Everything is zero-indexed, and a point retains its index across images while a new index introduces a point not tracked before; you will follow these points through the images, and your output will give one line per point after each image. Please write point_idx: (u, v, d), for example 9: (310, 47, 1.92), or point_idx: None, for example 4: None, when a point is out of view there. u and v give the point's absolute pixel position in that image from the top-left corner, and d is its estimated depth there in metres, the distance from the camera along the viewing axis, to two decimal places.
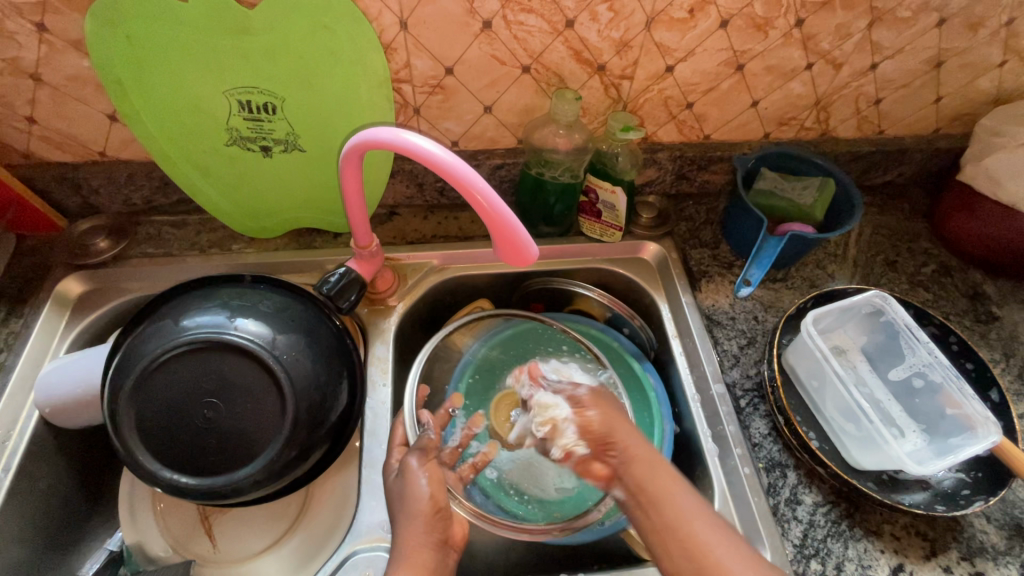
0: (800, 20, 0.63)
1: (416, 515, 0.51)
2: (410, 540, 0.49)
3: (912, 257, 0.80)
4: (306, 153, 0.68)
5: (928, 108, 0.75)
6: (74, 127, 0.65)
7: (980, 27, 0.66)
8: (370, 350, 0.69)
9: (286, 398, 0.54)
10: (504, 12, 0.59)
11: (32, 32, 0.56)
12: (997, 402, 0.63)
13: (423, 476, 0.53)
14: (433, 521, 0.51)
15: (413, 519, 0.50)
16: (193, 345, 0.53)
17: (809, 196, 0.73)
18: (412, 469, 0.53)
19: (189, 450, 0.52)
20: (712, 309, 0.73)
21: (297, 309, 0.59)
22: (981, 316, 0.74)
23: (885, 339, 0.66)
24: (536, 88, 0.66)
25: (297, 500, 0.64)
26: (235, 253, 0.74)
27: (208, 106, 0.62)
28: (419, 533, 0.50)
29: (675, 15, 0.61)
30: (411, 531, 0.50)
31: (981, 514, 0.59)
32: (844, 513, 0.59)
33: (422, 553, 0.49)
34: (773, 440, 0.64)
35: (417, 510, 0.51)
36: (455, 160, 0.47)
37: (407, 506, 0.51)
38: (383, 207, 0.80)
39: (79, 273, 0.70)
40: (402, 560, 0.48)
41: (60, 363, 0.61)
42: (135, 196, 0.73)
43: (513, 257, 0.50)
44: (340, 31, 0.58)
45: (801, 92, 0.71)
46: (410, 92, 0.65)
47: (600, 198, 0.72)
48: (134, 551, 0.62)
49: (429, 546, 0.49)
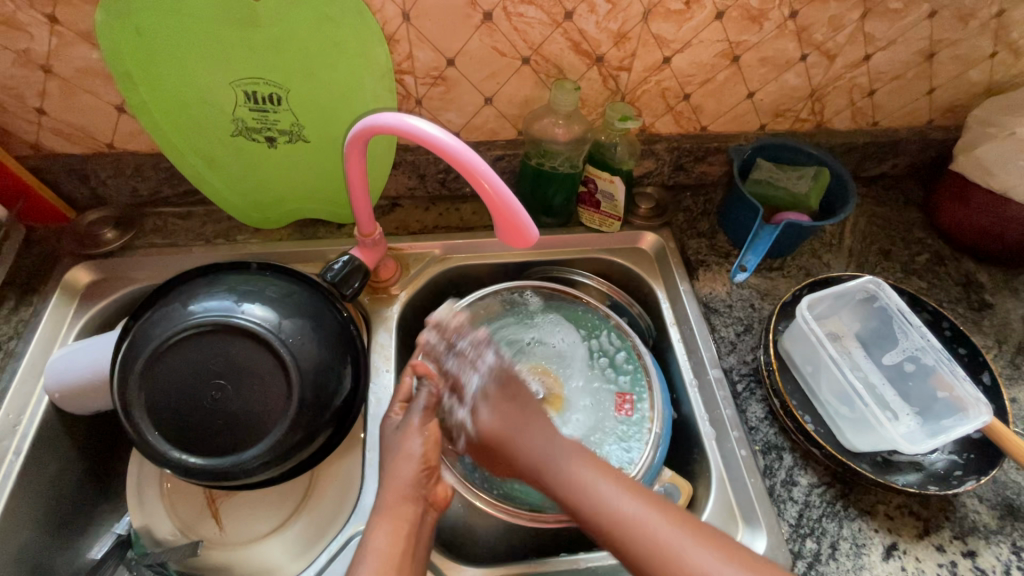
0: (794, 12, 0.64)
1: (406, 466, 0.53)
2: (394, 495, 0.52)
3: (906, 246, 0.81)
4: (311, 143, 0.69)
5: (921, 100, 0.76)
6: (83, 119, 0.66)
7: (970, 19, 0.67)
8: (373, 337, 0.71)
9: (292, 380, 0.55)
10: (504, 5, 0.60)
11: (43, 24, 0.58)
12: (989, 385, 0.64)
13: (419, 436, 0.54)
14: (420, 478, 0.53)
15: (399, 474, 0.52)
16: (201, 328, 0.54)
17: (804, 184, 0.74)
18: (412, 427, 0.55)
19: (198, 431, 0.53)
20: (709, 297, 0.74)
21: (302, 295, 0.60)
22: (974, 303, 0.76)
23: (878, 325, 0.67)
24: (536, 79, 0.68)
25: (302, 484, 0.65)
26: (239, 244, 0.75)
27: (214, 97, 0.64)
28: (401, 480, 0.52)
29: (672, 7, 0.62)
30: (396, 485, 0.52)
31: (974, 495, 0.60)
32: (838, 494, 0.60)
33: (402, 504, 0.51)
34: (769, 423, 0.65)
35: (404, 466, 0.53)
36: (456, 144, 0.48)
37: (396, 460, 0.53)
38: (386, 199, 0.81)
39: (87, 263, 0.72)
40: (384, 512, 0.51)
41: (71, 349, 0.62)
42: (142, 187, 0.75)
43: (513, 239, 0.51)
44: (344, 22, 0.60)
45: (796, 83, 0.72)
46: (412, 84, 0.67)
47: (599, 187, 0.74)
48: (141, 534, 0.63)
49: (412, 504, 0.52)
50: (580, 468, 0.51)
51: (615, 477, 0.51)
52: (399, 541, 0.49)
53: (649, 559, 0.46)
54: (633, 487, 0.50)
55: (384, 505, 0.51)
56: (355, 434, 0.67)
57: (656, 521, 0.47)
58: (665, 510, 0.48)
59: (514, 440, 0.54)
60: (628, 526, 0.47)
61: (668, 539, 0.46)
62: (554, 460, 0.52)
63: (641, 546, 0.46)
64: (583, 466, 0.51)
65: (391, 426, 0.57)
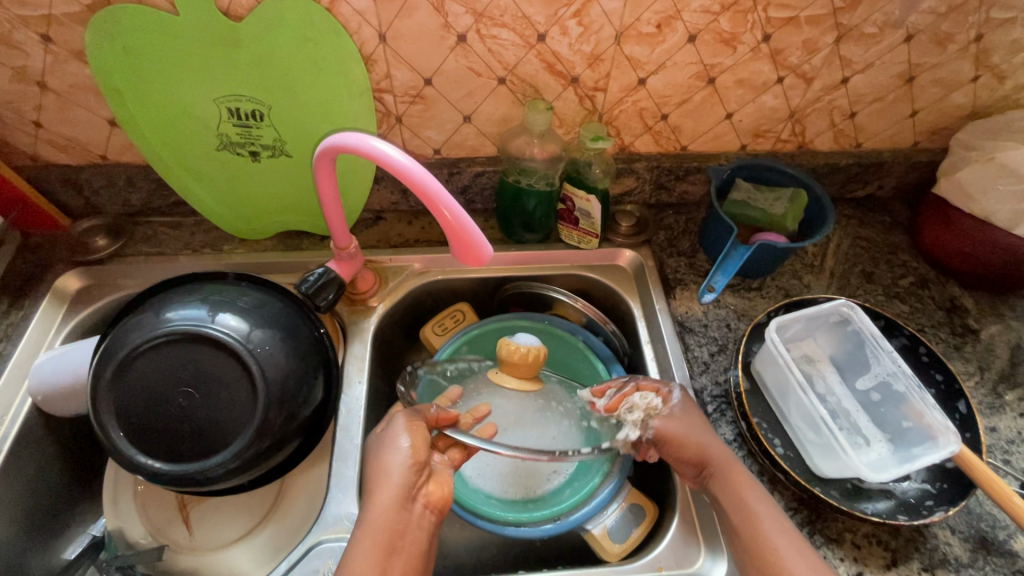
0: (767, 35, 0.64)
1: (393, 473, 0.51)
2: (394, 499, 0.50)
3: (889, 269, 0.80)
4: (292, 158, 0.71)
5: (905, 122, 0.76)
6: (77, 132, 0.69)
7: (949, 43, 0.67)
8: (349, 348, 0.72)
9: (257, 392, 0.56)
10: (477, 26, 0.62)
11: (38, 42, 0.60)
12: (965, 414, 0.62)
13: (406, 435, 0.53)
14: (409, 475, 0.51)
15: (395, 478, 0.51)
16: (172, 336, 0.56)
17: (781, 206, 0.73)
18: (398, 425, 0.54)
19: (164, 437, 0.54)
20: (685, 317, 0.74)
21: (275, 306, 0.61)
22: (958, 328, 0.74)
23: (853, 348, 0.66)
24: (512, 98, 0.69)
25: (272, 492, 0.66)
26: (224, 253, 0.78)
27: (199, 112, 0.66)
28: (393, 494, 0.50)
29: (644, 30, 0.63)
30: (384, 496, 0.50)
31: (946, 526, 0.59)
32: (804, 520, 0.59)
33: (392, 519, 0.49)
34: (738, 446, 0.64)
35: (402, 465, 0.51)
36: (412, 164, 0.49)
37: (381, 462, 0.52)
38: (370, 212, 0.83)
39: (77, 270, 0.74)
40: (371, 527, 0.48)
41: (53, 354, 0.64)
42: (134, 198, 0.77)
43: (468, 257, 0.52)
44: (320, 42, 0.61)
45: (774, 104, 0.72)
46: (391, 102, 0.68)
47: (576, 205, 0.74)
48: (114, 536, 0.64)
49: (402, 512, 0.50)
50: (754, 500, 0.54)
51: (763, 501, 0.54)
52: (378, 559, 0.47)
53: (759, 556, 0.51)
54: (783, 523, 0.52)
55: (373, 520, 0.49)
56: (325, 443, 0.68)
57: (794, 558, 0.50)
58: (798, 546, 0.51)
59: (687, 433, 0.59)
60: (764, 549, 0.51)
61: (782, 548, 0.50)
62: (726, 465, 0.57)
63: (758, 543, 0.51)
64: (748, 482, 0.55)
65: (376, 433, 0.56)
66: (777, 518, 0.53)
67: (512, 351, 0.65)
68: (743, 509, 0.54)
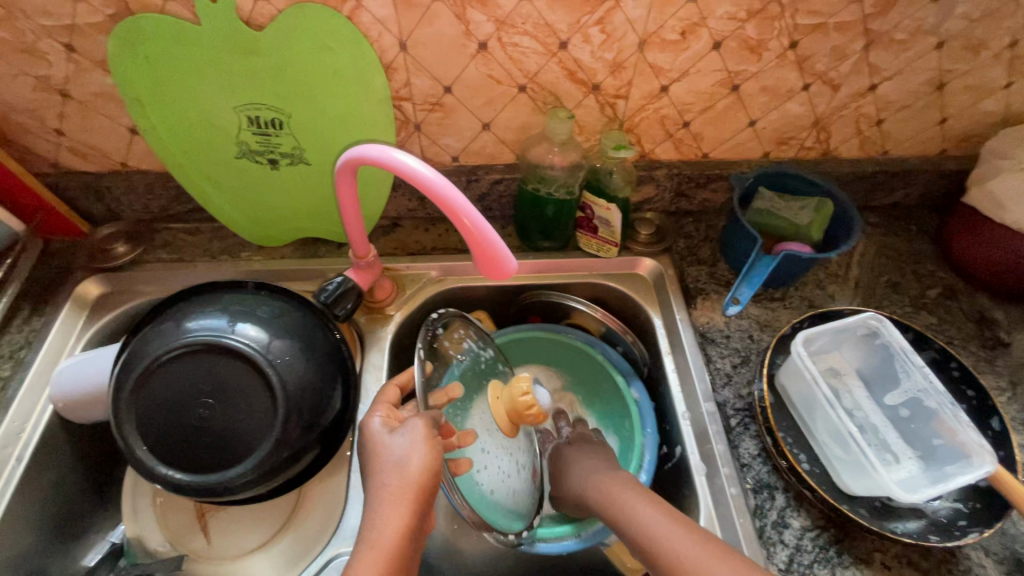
0: (793, 42, 0.63)
1: (392, 495, 0.48)
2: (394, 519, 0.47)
3: (916, 279, 0.78)
4: (311, 166, 0.71)
5: (934, 129, 0.74)
6: (98, 140, 0.70)
7: (981, 49, 0.65)
8: (366, 357, 0.72)
9: (277, 402, 0.56)
10: (499, 34, 0.61)
11: (61, 52, 0.61)
12: (998, 432, 0.61)
13: (422, 449, 0.50)
14: (420, 498, 0.49)
15: (399, 497, 0.48)
16: (192, 346, 0.55)
17: (806, 215, 0.72)
18: (417, 435, 0.50)
19: (184, 448, 0.54)
20: (706, 327, 0.72)
21: (294, 315, 0.61)
22: (987, 341, 0.72)
23: (881, 363, 0.65)
24: (532, 106, 0.68)
25: (289, 501, 0.66)
26: (242, 261, 0.77)
27: (219, 121, 0.66)
28: (398, 516, 0.47)
29: (668, 37, 0.62)
30: (388, 517, 0.47)
31: (979, 547, 0.57)
32: (832, 539, 0.58)
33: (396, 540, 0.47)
34: (762, 461, 0.62)
35: (407, 483, 0.48)
36: (437, 177, 0.48)
37: (378, 480, 0.49)
38: (387, 218, 0.83)
39: (97, 276, 0.75)
40: (376, 548, 0.46)
41: (73, 361, 0.64)
42: (153, 205, 0.78)
43: (491, 270, 0.51)
44: (341, 50, 0.61)
45: (799, 112, 0.71)
46: (411, 110, 0.68)
47: (595, 214, 0.73)
48: (133, 543, 0.64)
49: (405, 536, 0.47)
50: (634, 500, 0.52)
51: (652, 501, 0.52)
52: None
53: (669, 571, 0.46)
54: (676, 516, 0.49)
55: (375, 541, 0.46)
56: (342, 454, 0.67)
57: (681, 540, 0.47)
58: (683, 526, 0.48)
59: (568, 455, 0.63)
60: (656, 545, 0.48)
61: (688, 552, 0.46)
62: (600, 485, 0.56)
63: (667, 557, 0.46)
64: (632, 499, 0.53)
65: (372, 433, 0.53)
66: (666, 512, 0.50)
67: (529, 404, 0.57)
68: (627, 515, 0.51)
